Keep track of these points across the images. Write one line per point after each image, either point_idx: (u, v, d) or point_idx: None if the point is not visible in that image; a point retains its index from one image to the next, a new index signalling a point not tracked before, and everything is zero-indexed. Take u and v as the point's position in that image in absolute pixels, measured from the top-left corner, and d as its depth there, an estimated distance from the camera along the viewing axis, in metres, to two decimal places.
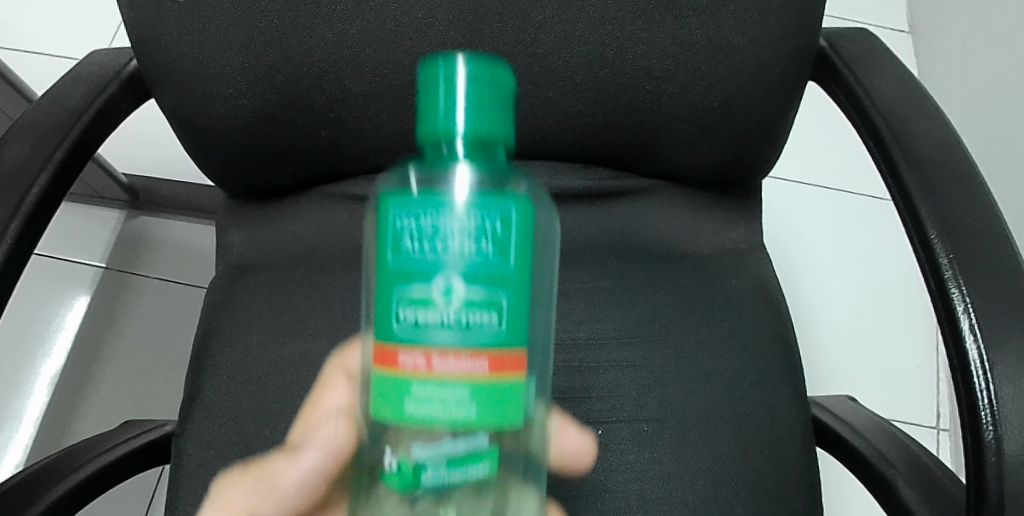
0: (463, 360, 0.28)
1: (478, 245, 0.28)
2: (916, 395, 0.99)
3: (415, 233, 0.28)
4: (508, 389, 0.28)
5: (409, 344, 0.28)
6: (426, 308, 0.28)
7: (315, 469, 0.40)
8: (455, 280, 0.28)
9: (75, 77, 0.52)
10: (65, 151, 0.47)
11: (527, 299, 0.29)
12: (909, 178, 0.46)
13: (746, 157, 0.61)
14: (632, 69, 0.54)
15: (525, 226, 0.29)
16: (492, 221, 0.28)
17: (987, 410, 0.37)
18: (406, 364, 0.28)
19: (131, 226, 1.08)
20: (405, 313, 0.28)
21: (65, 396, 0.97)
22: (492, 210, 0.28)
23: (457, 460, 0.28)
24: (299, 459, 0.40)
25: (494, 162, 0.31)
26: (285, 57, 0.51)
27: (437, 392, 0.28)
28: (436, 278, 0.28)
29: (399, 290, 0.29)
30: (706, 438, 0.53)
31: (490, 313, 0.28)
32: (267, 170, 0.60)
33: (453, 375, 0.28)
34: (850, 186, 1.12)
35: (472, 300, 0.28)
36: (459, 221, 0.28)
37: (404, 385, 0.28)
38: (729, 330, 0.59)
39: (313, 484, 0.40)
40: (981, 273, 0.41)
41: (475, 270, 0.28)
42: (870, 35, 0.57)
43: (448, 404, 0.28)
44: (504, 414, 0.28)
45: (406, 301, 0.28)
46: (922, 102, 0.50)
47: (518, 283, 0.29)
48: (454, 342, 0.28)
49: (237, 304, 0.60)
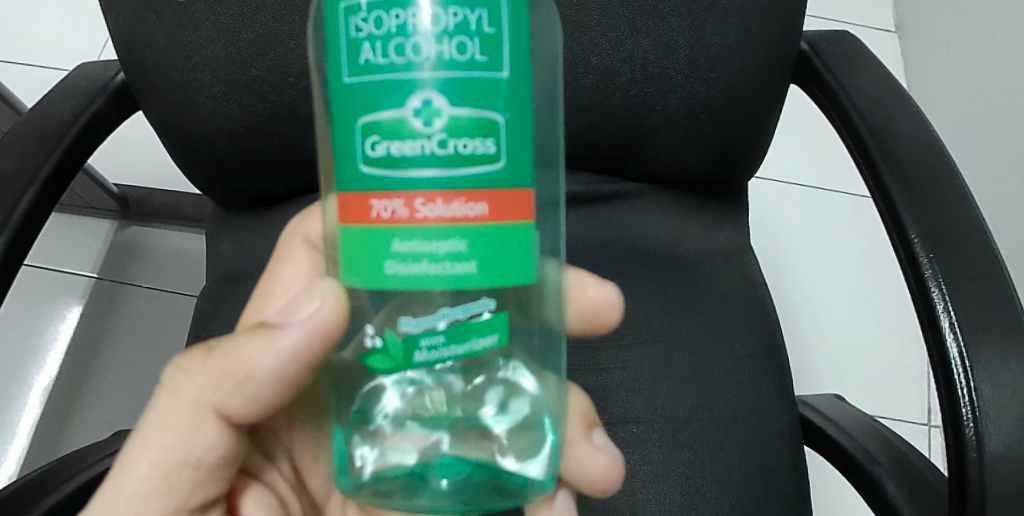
0: (452, 202, 0.28)
1: (459, 51, 0.27)
2: (907, 392, 1.00)
3: (374, 39, 0.28)
4: (507, 233, 0.29)
5: (382, 189, 0.28)
6: (403, 139, 0.28)
7: (296, 352, 0.33)
8: (435, 98, 0.27)
9: (62, 90, 0.53)
10: (54, 164, 0.47)
11: (523, 116, 0.29)
12: (889, 179, 0.47)
13: (730, 160, 0.61)
14: (616, 75, 0.55)
15: (511, 12, 0.28)
16: (475, 12, 0.27)
17: (968, 407, 0.37)
18: (382, 212, 0.28)
19: (122, 237, 1.08)
20: (377, 142, 0.28)
21: (59, 407, 0.97)
22: (475, 2, 0.27)
23: (461, 331, 0.30)
24: (277, 335, 0.33)
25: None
26: (272, 67, 0.52)
27: (427, 243, 0.28)
28: (413, 95, 0.27)
29: (366, 121, 0.28)
30: (694, 439, 0.54)
31: (483, 140, 0.28)
32: (256, 180, 0.60)
33: (442, 221, 0.28)
34: (839, 186, 1.13)
35: (457, 121, 0.28)
36: (430, 18, 0.27)
37: (382, 234, 0.29)
38: (716, 331, 0.59)
39: (290, 369, 0.34)
40: (961, 271, 0.41)
41: (452, 78, 0.27)
42: (851, 38, 0.58)
43: (439, 257, 0.28)
44: (494, 256, 0.29)
45: (375, 130, 0.28)
46: (902, 104, 0.51)
47: (516, 120, 0.29)
48: (436, 178, 0.28)
49: (228, 313, 0.60)
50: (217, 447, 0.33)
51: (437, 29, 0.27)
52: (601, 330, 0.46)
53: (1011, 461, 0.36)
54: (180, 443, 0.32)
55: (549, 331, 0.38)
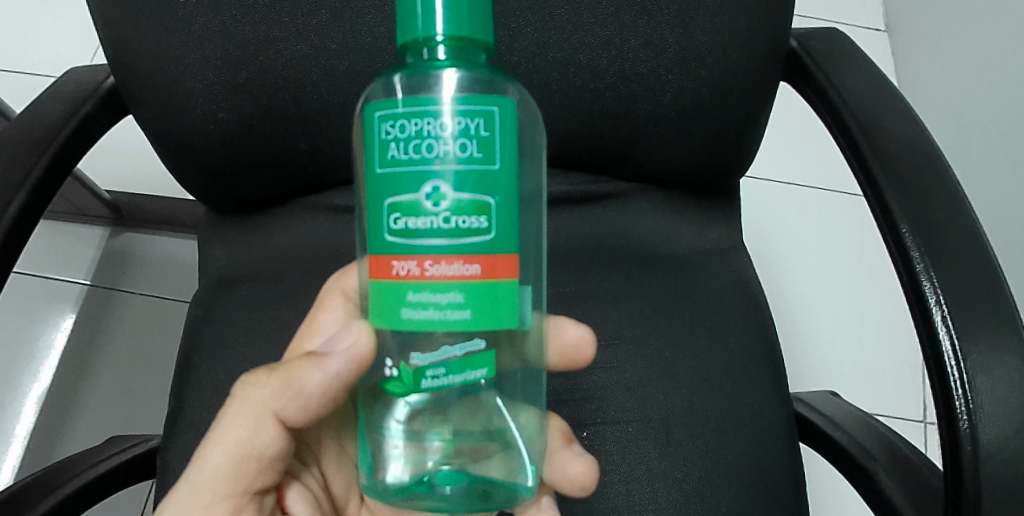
0: (455, 264, 0.32)
1: (463, 149, 0.31)
2: (901, 389, 1.00)
3: (398, 140, 0.32)
4: (501, 290, 0.32)
5: (401, 252, 0.32)
6: (415, 215, 0.32)
7: (339, 374, 0.37)
8: (443, 184, 0.32)
9: (52, 95, 0.52)
10: (43, 168, 0.47)
11: (514, 196, 0.33)
12: (880, 174, 0.47)
13: (721, 158, 0.62)
14: (606, 75, 0.55)
15: (507, 121, 0.32)
16: (476, 120, 0.31)
17: (962, 400, 0.37)
18: (400, 270, 0.32)
19: (115, 243, 1.07)
20: (398, 217, 0.32)
21: (53, 415, 0.96)
22: (477, 111, 0.31)
23: (459, 364, 0.33)
24: (324, 358, 0.37)
25: (477, 64, 0.33)
26: (263, 70, 0.51)
27: (433, 295, 0.32)
28: (426, 183, 0.32)
29: (390, 198, 0.32)
30: (690, 437, 0.54)
31: (480, 217, 0.32)
32: (248, 184, 0.60)
33: (447, 281, 0.32)
34: (831, 185, 1.13)
35: (462, 203, 0.32)
36: (446, 125, 0.31)
37: (398, 289, 0.32)
38: (710, 329, 0.59)
39: (338, 386, 0.37)
40: (952, 264, 0.41)
41: (459, 170, 0.32)
42: (840, 34, 0.58)
43: (442, 307, 0.32)
44: (491, 311, 0.32)
45: (396, 208, 0.32)
46: (891, 99, 0.51)
47: (509, 202, 0.33)
48: (443, 247, 0.32)
49: (221, 317, 0.60)
50: (277, 445, 0.37)
51: (450, 130, 0.31)
52: (576, 361, 0.48)
53: (1005, 452, 0.36)
54: (248, 438, 0.36)
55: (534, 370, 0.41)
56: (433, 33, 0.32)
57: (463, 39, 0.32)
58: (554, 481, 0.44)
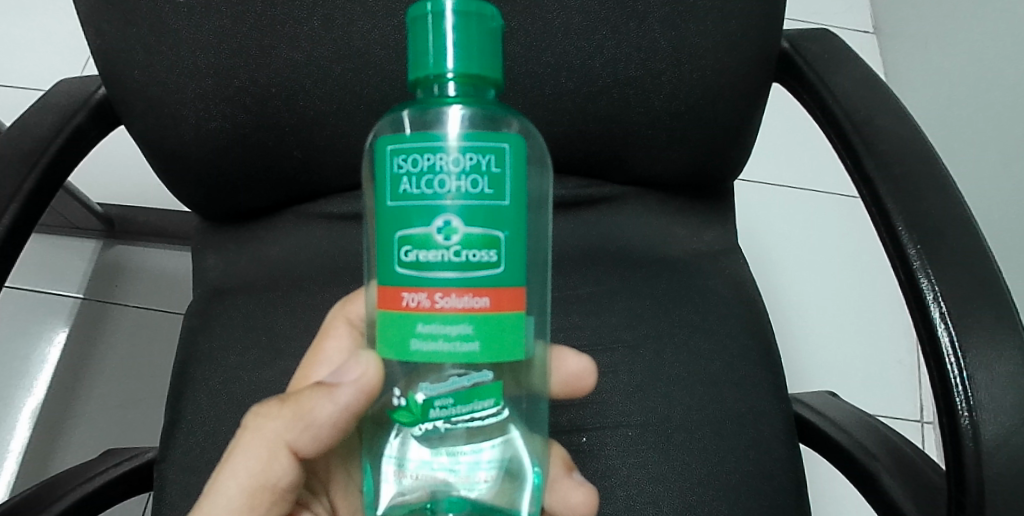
0: (464, 297, 0.32)
1: (473, 185, 0.31)
2: (898, 389, 1.00)
3: (410, 174, 0.32)
4: (509, 323, 0.32)
5: (411, 284, 0.32)
6: (426, 247, 0.32)
7: (350, 405, 0.36)
8: (453, 218, 0.31)
9: (42, 106, 0.52)
10: (35, 180, 0.47)
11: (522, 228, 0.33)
12: (875, 173, 0.47)
13: (714, 160, 0.62)
14: (599, 78, 0.55)
15: (518, 159, 0.32)
16: (486, 156, 0.31)
17: (962, 396, 0.37)
18: (410, 302, 0.32)
19: (107, 256, 1.06)
20: (408, 250, 0.32)
21: (47, 430, 0.95)
22: (487, 148, 0.31)
23: (466, 394, 0.33)
24: (333, 390, 0.36)
25: (485, 100, 0.33)
26: (254, 79, 0.51)
27: (443, 327, 0.31)
28: (437, 216, 0.31)
29: (401, 230, 0.32)
30: (689, 440, 0.53)
31: (489, 251, 0.32)
32: (241, 194, 0.60)
33: (456, 313, 0.31)
34: (824, 186, 1.14)
35: (473, 237, 0.32)
36: (457, 162, 0.31)
37: (409, 320, 0.32)
38: (707, 331, 0.59)
39: (348, 419, 0.37)
40: (949, 262, 0.41)
41: (469, 205, 0.31)
42: (831, 35, 0.58)
43: (451, 339, 0.31)
44: (500, 344, 0.32)
45: (407, 240, 0.32)
46: (884, 98, 0.51)
47: (517, 236, 0.33)
48: (453, 280, 0.32)
49: (216, 327, 0.60)
50: (289, 476, 0.37)
51: (459, 166, 0.31)
52: (577, 390, 0.47)
53: (1006, 448, 0.36)
54: (262, 470, 0.36)
55: (534, 397, 0.40)
56: (443, 68, 0.32)
57: (473, 77, 0.32)
58: (554, 509, 0.44)
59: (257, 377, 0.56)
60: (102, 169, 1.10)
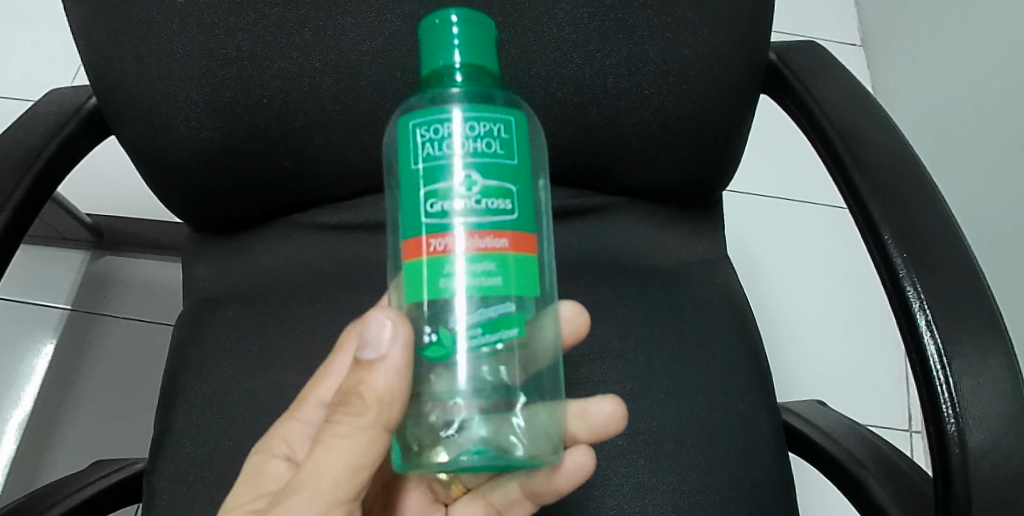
0: (486, 237, 0.31)
1: (488, 146, 0.32)
2: (887, 397, 1.01)
3: (432, 140, 0.32)
4: (524, 266, 0.32)
5: (435, 231, 0.31)
6: (448, 199, 0.31)
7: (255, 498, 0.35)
8: (474, 171, 0.31)
9: (33, 116, 0.52)
10: (25, 189, 0.47)
11: (530, 187, 0.33)
12: (861, 182, 0.47)
13: (702, 171, 0.63)
14: (589, 89, 0.56)
15: (522, 130, 0.33)
16: (497, 124, 0.32)
17: (949, 404, 0.38)
18: (436, 247, 0.31)
19: (96, 267, 1.06)
20: (433, 202, 0.31)
21: (33, 443, 0.94)
22: (496, 117, 0.32)
23: (492, 325, 0.31)
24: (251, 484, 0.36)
25: (487, 88, 0.33)
26: (245, 88, 0.51)
27: (471, 266, 0.30)
28: (460, 171, 0.31)
29: (425, 187, 0.32)
30: (680, 448, 0.54)
31: (506, 200, 0.31)
32: (231, 203, 0.60)
33: (480, 251, 0.31)
34: (812, 197, 1.15)
35: (493, 189, 0.31)
36: (466, 132, 0.31)
37: (434, 264, 0.31)
38: (696, 340, 0.60)
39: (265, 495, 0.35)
40: (935, 270, 0.42)
41: (484, 162, 0.31)
42: (817, 47, 0.59)
43: (478, 275, 0.30)
44: (523, 284, 0.31)
45: (431, 194, 0.31)
46: (869, 109, 0.52)
47: (526, 190, 0.33)
48: (476, 225, 0.31)
49: (206, 337, 0.59)
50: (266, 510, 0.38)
51: (477, 135, 0.31)
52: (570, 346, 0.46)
53: (992, 456, 0.36)
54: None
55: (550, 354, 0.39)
56: (450, 61, 0.32)
57: (476, 67, 0.33)
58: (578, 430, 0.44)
59: (247, 387, 0.55)
60: (93, 180, 1.10)
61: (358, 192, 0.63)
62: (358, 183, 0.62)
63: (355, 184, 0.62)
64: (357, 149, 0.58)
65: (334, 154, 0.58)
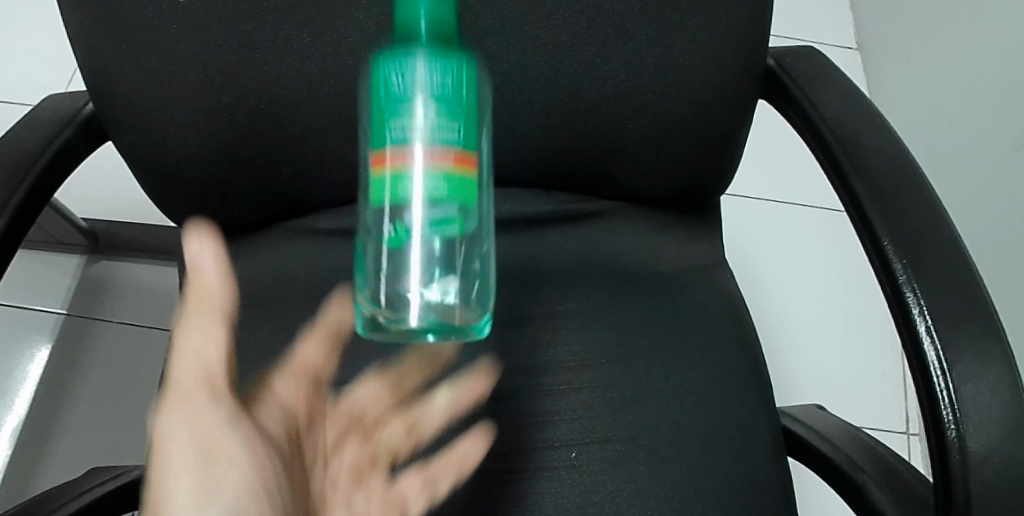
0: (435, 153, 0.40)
1: (441, 82, 0.42)
2: (885, 400, 1.01)
3: (399, 78, 0.42)
4: (466, 182, 0.42)
5: (395, 146, 0.41)
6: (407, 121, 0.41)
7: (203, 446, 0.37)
8: (427, 101, 0.41)
9: (30, 122, 0.51)
10: (22, 196, 0.46)
11: (474, 126, 0.44)
12: (860, 188, 0.48)
13: (701, 176, 0.63)
14: (587, 94, 0.56)
15: (469, 77, 0.44)
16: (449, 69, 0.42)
17: (949, 409, 0.38)
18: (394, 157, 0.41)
19: (92, 272, 1.05)
20: (394, 122, 0.41)
21: (27, 449, 0.93)
22: (449, 63, 0.42)
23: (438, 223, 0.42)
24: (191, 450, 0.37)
25: (446, 38, 0.44)
26: (244, 94, 0.51)
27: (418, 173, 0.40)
28: (417, 101, 0.41)
29: (391, 109, 0.41)
30: (679, 453, 0.54)
31: (451, 124, 0.41)
32: (229, 209, 0.60)
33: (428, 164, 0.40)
34: (808, 200, 1.15)
35: (441, 116, 0.41)
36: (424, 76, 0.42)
37: (393, 170, 0.41)
38: (695, 345, 0.60)
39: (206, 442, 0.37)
40: (934, 276, 0.42)
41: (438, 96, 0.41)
42: (817, 52, 0.59)
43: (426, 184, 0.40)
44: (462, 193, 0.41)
45: (393, 115, 0.41)
46: (868, 114, 0.52)
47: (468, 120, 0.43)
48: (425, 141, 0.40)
49: None
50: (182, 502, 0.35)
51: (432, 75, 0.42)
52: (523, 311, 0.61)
53: (993, 462, 0.36)
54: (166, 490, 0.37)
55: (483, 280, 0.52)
56: (416, 15, 0.44)
57: (441, 25, 0.44)
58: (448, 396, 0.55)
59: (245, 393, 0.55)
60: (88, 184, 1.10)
61: (356, 197, 0.63)
62: (357, 189, 0.62)
63: (353, 189, 0.62)
64: (355, 154, 0.58)
65: (332, 159, 0.57)
